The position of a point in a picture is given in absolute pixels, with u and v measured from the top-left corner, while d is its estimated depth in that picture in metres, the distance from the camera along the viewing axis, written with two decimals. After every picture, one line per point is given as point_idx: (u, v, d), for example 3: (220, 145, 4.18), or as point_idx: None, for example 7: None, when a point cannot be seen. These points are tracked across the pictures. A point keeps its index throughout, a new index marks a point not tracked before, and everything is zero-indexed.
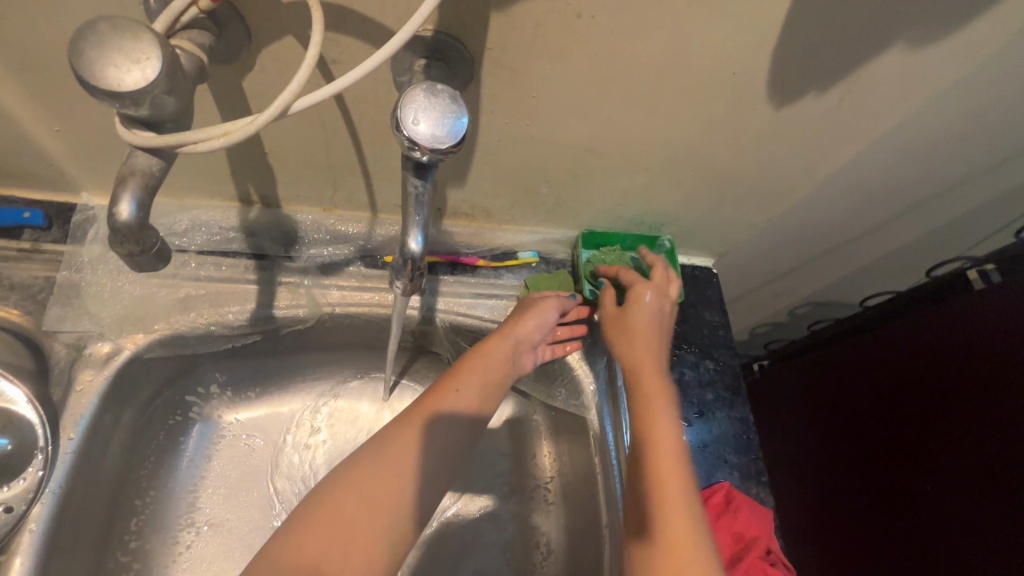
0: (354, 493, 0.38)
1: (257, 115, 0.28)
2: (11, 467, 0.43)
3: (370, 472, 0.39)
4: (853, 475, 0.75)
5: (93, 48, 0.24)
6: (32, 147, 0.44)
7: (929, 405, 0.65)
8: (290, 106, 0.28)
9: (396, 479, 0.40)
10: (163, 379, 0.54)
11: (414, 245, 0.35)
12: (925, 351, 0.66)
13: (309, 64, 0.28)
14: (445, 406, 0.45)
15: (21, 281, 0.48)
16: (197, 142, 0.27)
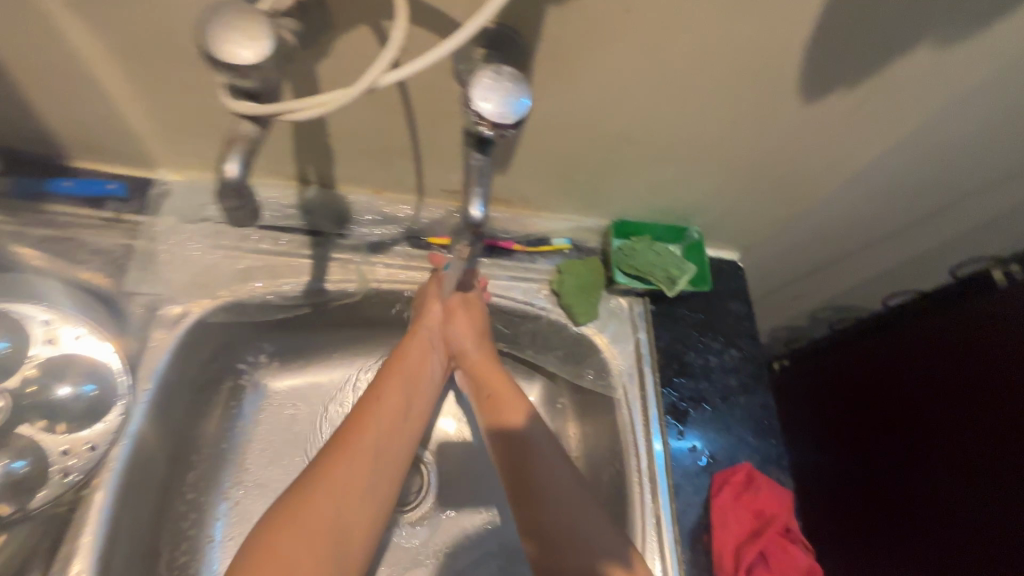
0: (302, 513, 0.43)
1: (349, 88, 0.32)
2: (95, 410, 0.47)
3: (306, 500, 0.44)
4: (846, 466, 0.80)
5: (220, 28, 0.28)
6: (123, 124, 0.49)
7: (916, 399, 0.70)
8: (377, 82, 0.32)
9: (330, 507, 0.44)
10: (222, 344, 0.58)
11: (476, 215, 0.37)
12: (921, 347, 0.72)
13: (394, 45, 0.32)
14: (368, 427, 0.50)
15: (101, 247, 0.52)
16: (297, 111, 0.32)
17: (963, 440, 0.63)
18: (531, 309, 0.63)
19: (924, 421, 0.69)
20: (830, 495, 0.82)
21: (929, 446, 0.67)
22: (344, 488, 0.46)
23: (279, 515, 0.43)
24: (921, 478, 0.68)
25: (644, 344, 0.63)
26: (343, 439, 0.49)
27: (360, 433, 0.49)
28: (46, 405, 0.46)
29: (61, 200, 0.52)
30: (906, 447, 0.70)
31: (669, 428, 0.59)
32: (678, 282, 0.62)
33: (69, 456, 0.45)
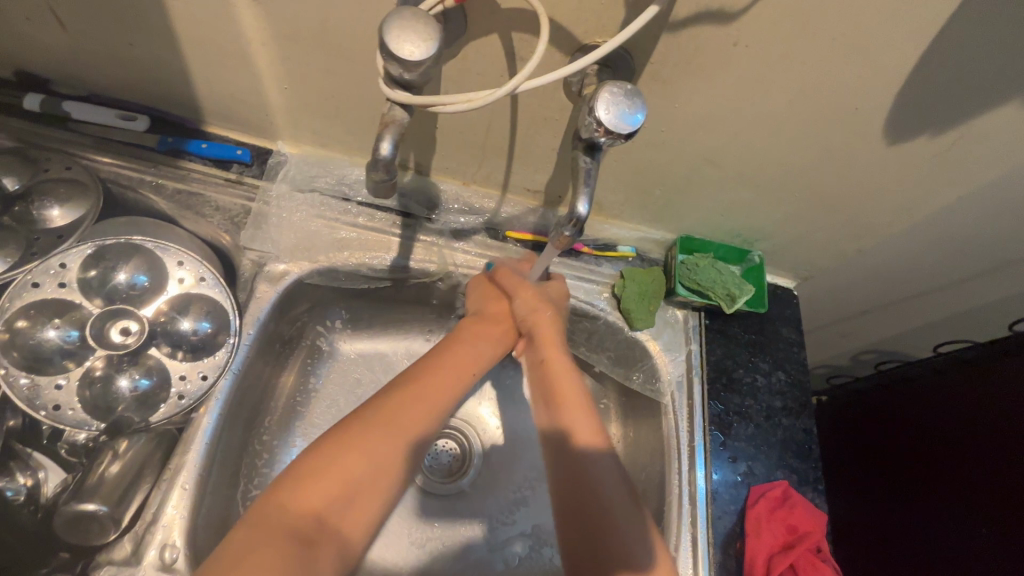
0: (366, 449, 0.43)
1: (496, 89, 0.38)
2: (206, 346, 0.52)
3: (374, 430, 0.44)
4: (882, 512, 0.79)
5: (398, 27, 0.34)
6: (261, 98, 0.55)
7: (956, 448, 0.71)
8: (518, 85, 0.38)
9: (395, 439, 0.44)
10: (309, 305, 0.64)
11: (582, 208, 0.41)
12: (962, 395, 0.72)
13: (537, 57, 0.37)
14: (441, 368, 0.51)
15: (224, 205, 0.59)
16: (446, 105, 0.38)
17: (1008, 490, 0.63)
18: (591, 309, 0.66)
19: (962, 469, 0.69)
20: (869, 542, 0.80)
21: (970, 494, 0.67)
22: (392, 436, 0.44)
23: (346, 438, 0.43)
24: (953, 524, 0.68)
25: (695, 356, 0.66)
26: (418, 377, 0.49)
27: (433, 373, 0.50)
28: (173, 335, 0.51)
29: (195, 159, 0.59)
30: (947, 493, 0.70)
31: (711, 437, 0.62)
32: (737, 301, 0.65)
33: (186, 382, 0.50)
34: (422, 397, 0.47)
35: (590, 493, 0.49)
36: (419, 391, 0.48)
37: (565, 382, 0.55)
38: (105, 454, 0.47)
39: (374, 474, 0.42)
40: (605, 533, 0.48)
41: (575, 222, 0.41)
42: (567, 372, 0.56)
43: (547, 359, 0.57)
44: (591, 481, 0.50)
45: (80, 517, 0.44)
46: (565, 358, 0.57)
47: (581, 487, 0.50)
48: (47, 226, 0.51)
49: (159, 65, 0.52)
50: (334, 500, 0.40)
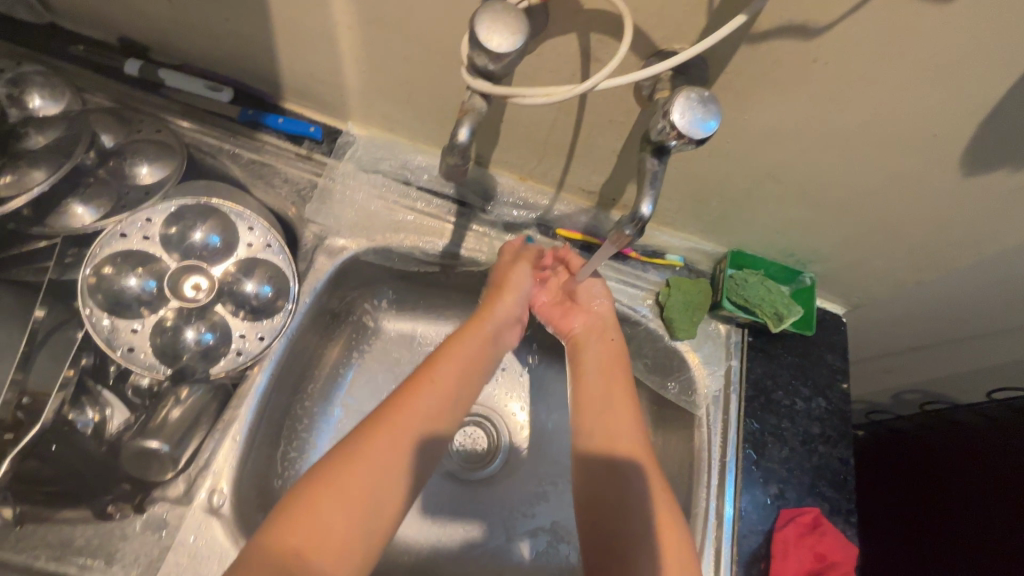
0: (338, 489, 0.42)
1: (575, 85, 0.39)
2: (266, 309, 0.54)
3: (350, 468, 0.43)
4: (914, 557, 0.76)
5: (489, 19, 0.35)
6: (339, 80, 0.58)
7: (1004, 499, 0.68)
8: (596, 83, 0.39)
9: (368, 474, 0.43)
10: (360, 284, 0.67)
11: (646, 209, 0.41)
12: (1013, 443, 0.69)
13: (619, 58, 0.38)
14: (423, 393, 0.49)
15: (293, 178, 0.62)
16: (525, 96, 0.39)
17: None
18: (632, 314, 0.67)
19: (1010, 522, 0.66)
20: None
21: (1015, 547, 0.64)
22: (379, 458, 0.44)
23: (322, 478, 0.42)
24: None
25: (735, 372, 0.65)
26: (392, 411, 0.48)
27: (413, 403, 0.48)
28: (237, 295, 0.53)
29: (271, 132, 0.63)
30: (990, 544, 0.67)
31: (744, 455, 0.61)
32: (784, 321, 0.64)
33: (245, 339, 0.53)
34: (402, 421, 0.47)
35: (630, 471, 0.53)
36: (396, 423, 0.47)
37: (614, 366, 0.60)
38: (168, 399, 0.51)
39: (349, 514, 0.41)
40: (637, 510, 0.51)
41: (637, 224, 0.42)
42: (616, 357, 0.61)
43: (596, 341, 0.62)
44: (632, 461, 0.54)
45: (145, 453, 0.48)
46: (617, 344, 0.62)
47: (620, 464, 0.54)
48: (139, 183, 0.54)
49: (251, 41, 0.55)
50: (313, 540, 0.40)
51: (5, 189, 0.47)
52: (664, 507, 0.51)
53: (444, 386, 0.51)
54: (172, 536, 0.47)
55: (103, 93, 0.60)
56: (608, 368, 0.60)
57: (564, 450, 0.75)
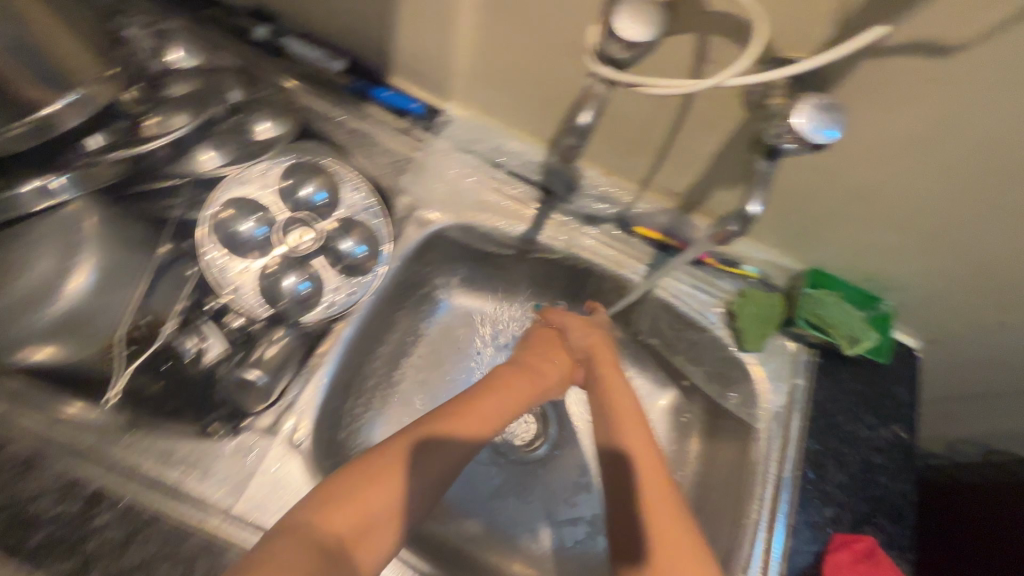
0: (387, 477, 0.40)
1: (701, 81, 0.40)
2: (359, 268, 0.58)
3: (404, 457, 0.42)
4: None
5: (628, 7, 0.37)
6: (449, 61, 0.61)
7: None
8: (722, 81, 0.40)
9: (418, 469, 0.42)
10: (441, 259, 0.71)
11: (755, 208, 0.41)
12: None
13: (750, 55, 0.38)
14: (480, 404, 0.48)
15: (392, 149, 0.66)
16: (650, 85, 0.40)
17: None
18: (700, 319, 0.67)
19: None
20: None
21: None
22: (431, 457, 0.43)
23: (377, 464, 0.41)
24: None
25: (799, 390, 0.65)
26: (451, 415, 0.46)
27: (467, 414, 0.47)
28: (333, 251, 0.57)
29: (377, 104, 0.66)
30: None
31: (801, 473, 0.60)
32: (859, 345, 0.63)
33: (337, 293, 0.57)
34: (461, 424, 0.46)
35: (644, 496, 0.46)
36: (458, 421, 0.46)
37: (622, 396, 0.54)
38: (263, 340, 0.54)
39: (390, 504, 0.40)
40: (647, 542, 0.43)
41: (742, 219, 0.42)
42: (624, 389, 0.55)
43: (603, 378, 0.57)
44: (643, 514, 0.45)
45: (243, 381, 0.52)
46: (629, 394, 0.55)
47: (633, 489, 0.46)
48: (253, 136, 0.58)
49: (375, 16, 0.58)
50: (359, 526, 0.38)
51: (152, 127, 0.53)
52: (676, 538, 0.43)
53: (501, 402, 0.50)
54: (255, 465, 0.50)
55: (232, 52, 0.65)
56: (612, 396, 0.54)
57: None
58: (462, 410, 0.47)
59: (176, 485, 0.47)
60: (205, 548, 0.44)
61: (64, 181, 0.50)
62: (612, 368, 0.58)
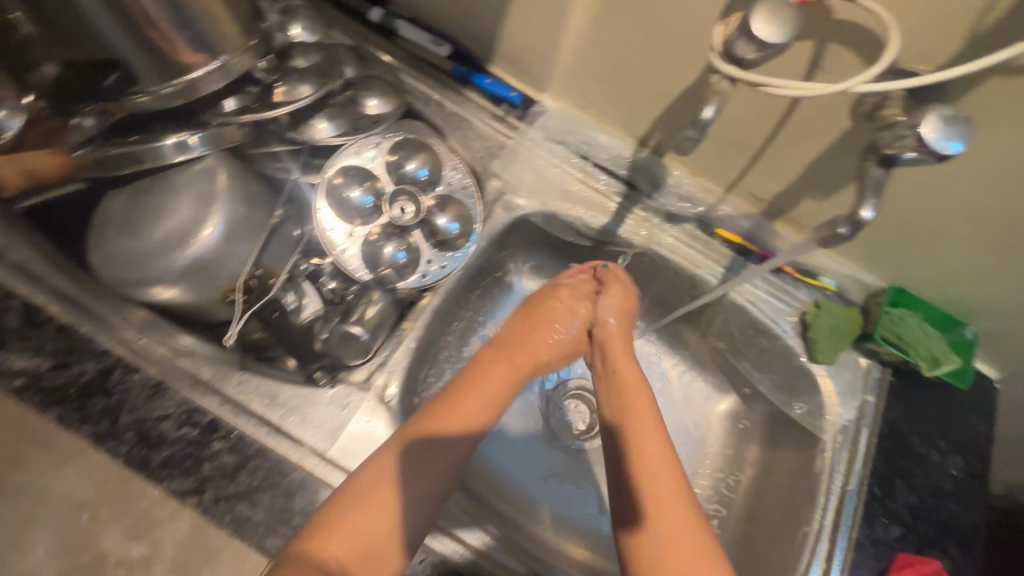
0: (373, 494, 0.45)
1: (826, 87, 0.42)
2: (451, 243, 0.62)
3: (385, 474, 0.46)
4: None
5: (765, 10, 0.38)
6: (550, 54, 0.63)
7: None
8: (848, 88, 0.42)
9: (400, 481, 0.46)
10: (519, 243, 0.73)
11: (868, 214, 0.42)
12: None
13: (883, 63, 0.40)
14: (456, 408, 0.51)
15: (487, 134, 0.69)
16: (777, 86, 0.42)
17: None
18: (772, 327, 0.67)
19: None
20: None
21: None
22: (411, 465, 0.47)
23: (359, 486, 0.45)
24: None
25: (869, 407, 0.65)
26: (426, 421, 0.49)
27: (447, 421, 0.50)
28: (430, 225, 0.61)
29: (476, 90, 0.69)
30: None
31: (868, 488, 0.61)
32: (940, 366, 0.63)
33: (430, 265, 0.61)
34: (436, 427, 0.49)
35: (652, 482, 0.47)
36: (435, 427, 0.49)
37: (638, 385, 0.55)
38: (368, 299, 0.59)
39: (379, 518, 0.44)
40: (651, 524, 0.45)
41: (853, 225, 0.44)
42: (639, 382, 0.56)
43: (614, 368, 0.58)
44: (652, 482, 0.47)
45: (348, 335, 0.56)
46: (638, 379, 0.57)
47: (643, 473, 0.48)
48: (364, 112, 0.61)
49: (485, 5, 0.61)
50: (356, 546, 0.42)
51: (278, 96, 0.55)
52: (677, 522, 0.45)
53: (484, 400, 0.53)
54: (348, 416, 0.54)
55: (346, 31, 0.69)
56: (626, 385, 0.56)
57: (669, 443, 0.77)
58: (442, 416, 0.50)
59: (279, 424, 0.52)
60: (303, 484, 0.49)
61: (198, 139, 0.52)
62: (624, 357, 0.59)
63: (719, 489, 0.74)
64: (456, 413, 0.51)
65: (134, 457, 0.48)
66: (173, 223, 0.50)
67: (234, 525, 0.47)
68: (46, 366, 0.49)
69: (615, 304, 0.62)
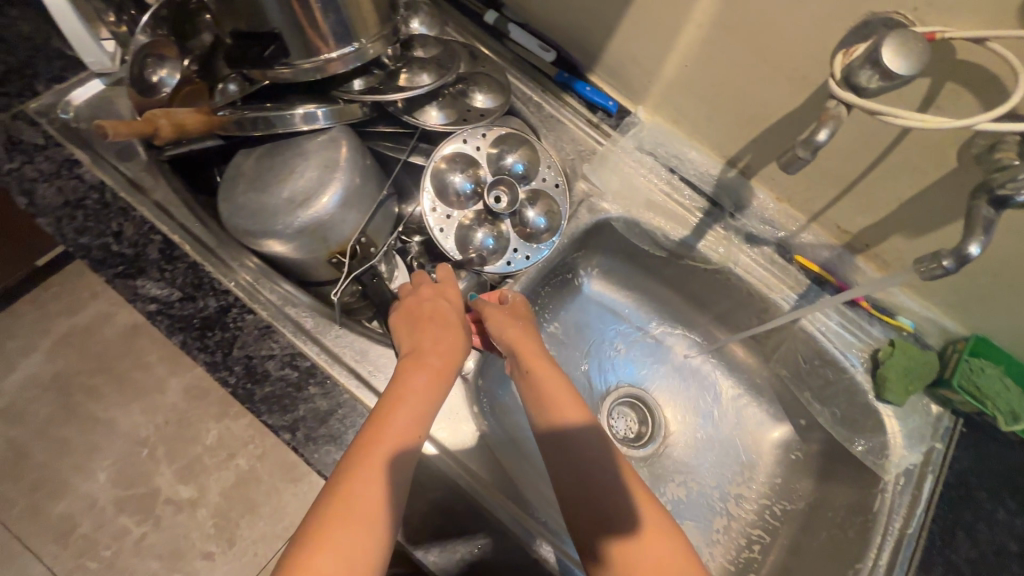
0: (348, 509, 0.40)
1: (949, 122, 0.43)
2: (536, 235, 0.66)
3: (354, 487, 0.41)
4: None
5: (896, 41, 0.40)
6: (654, 66, 0.65)
7: None
8: (971, 125, 0.42)
9: (371, 482, 0.42)
10: (597, 246, 0.78)
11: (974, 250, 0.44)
12: None
13: (1011, 105, 0.41)
14: (401, 407, 0.47)
15: (579, 139, 0.72)
16: (896, 116, 0.43)
17: None
18: (841, 359, 0.67)
19: None
20: None
21: None
22: (374, 470, 0.43)
23: (330, 507, 0.40)
24: None
25: (936, 454, 0.64)
26: (377, 424, 0.46)
27: (392, 418, 0.46)
28: (520, 217, 0.65)
29: (574, 96, 0.73)
30: None
31: (929, 534, 0.60)
32: (1019, 421, 0.61)
33: (515, 254, 0.65)
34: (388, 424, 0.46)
35: (613, 478, 0.49)
36: (386, 426, 0.46)
37: (568, 393, 0.55)
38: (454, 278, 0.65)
39: (359, 527, 0.40)
40: (624, 523, 0.46)
41: (958, 258, 0.45)
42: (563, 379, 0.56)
43: (534, 371, 0.56)
44: (614, 476, 0.49)
45: None
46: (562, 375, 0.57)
47: (601, 471, 0.50)
48: (471, 105, 0.66)
49: (600, 16, 0.64)
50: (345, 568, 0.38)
51: (402, 81, 0.60)
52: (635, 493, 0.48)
53: (424, 401, 0.48)
54: None
55: (461, 29, 0.73)
56: (551, 390, 0.55)
57: (719, 463, 0.77)
58: (391, 413, 0.47)
59: (366, 378, 0.56)
60: None
61: (323, 112, 0.57)
62: (536, 355, 0.58)
63: (763, 515, 0.73)
64: (402, 411, 0.47)
65: (241, 389, 0.52)
66: (300, 183, 0.55)
67: (320, 465, 0.51)
68: (176, 296, 0.55)
69: (513, 317, 0.60)
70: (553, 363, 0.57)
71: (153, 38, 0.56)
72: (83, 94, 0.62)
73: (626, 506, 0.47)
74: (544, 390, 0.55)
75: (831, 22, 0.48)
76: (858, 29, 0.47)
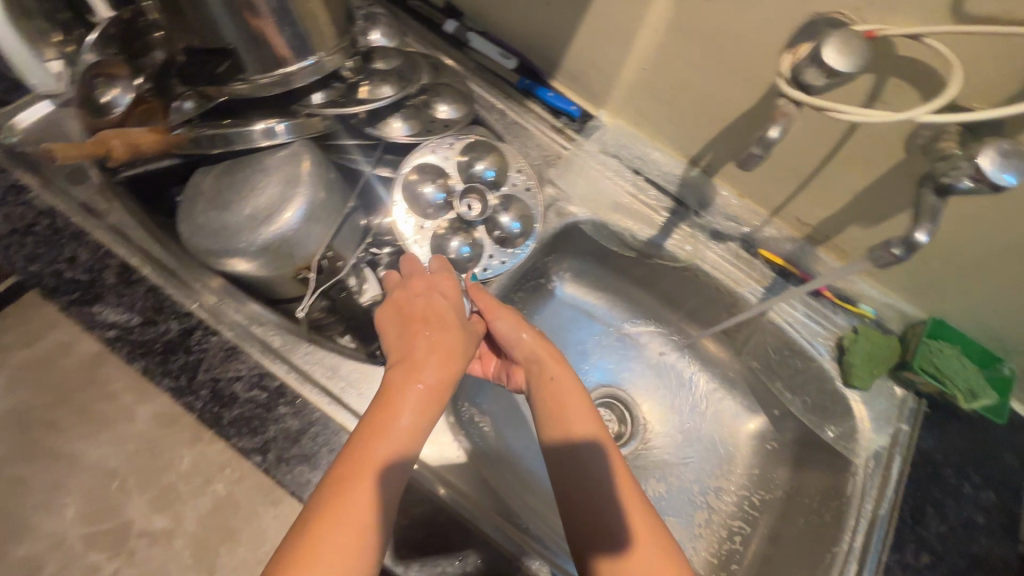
0: (333, 530, 0.40)
1: (892, 116, 0.44)
2: (510, 239, 0.66)
3: (341, 508, 0.41)
4: None
5: (836, 40, 0.42)
6: (613, 71, 0.66)
7: None
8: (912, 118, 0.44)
9: (357, 503, 0.42)
10: (567, 249, 0.78)
11: (922, 237, 0.45)
12: None
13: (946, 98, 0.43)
14: (392, 423, 0.47)
15: (545, 145, 0.73)
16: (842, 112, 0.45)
17: None
18: (808, 348, 0.69)
19: None
20: None
21: None
22: (361, 489, 0.43)
23: (314, 527, 0.40)
24: None
25: (903, 436, 0.66)
26: (367, 441, 0.45)
27: (382, 434, 0.46)
28: (492, 223, 0.66)
29: (538, 102, 0.74)
30: None
31: (900, 514, 0.61)
32: (975, 401, 0.64)
33: (491, 259, 0.65)
34: (376, 441, 0.45)
35: (608, 490, 0.49)
36: (376, 443, 0.45)
37: (574, 403, 0.54)
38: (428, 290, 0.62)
39: (344, 549, 0.40)
40: (615, 537, 0.47)
41: (908, 245, 0.46)
42: (572, 387, 0.56)
43: (551, 382, 0.56)
44: (609, 488, 0.49)
45: None
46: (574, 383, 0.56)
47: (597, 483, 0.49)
48: (434, 116, 0.65)
49: (558, 23, 0.65)
50: None
51: (363, 93, 0.60)
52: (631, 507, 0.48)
53: (416, 414, 0.48)
54: None
55: (421, 40, 0.73)
56: (560, 403, 0.55)
57: (698, 457, 0.78)
58: (380, 429, 0.46)
59: (338, 396, 0.55)
60: None
61: (284, 127, 0.55)
62: (554, 366, 0.58)
63: (742, 506, 0.74)
64: (393, 427, 0.46)
65: (206, 414, 0.52)
66: (262, 200, 0.54)
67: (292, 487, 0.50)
68: (137, 322, 0.54)
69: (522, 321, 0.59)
70: (570, 376, 0.57)
71: (101, 57, 0.55)
72: (28, 117, 0.61)
73: (618, 520, 0.47)
74: (554, 402, 0.55)
75: (777, 22, 0.50)
76: (802, 29, 0.49)
